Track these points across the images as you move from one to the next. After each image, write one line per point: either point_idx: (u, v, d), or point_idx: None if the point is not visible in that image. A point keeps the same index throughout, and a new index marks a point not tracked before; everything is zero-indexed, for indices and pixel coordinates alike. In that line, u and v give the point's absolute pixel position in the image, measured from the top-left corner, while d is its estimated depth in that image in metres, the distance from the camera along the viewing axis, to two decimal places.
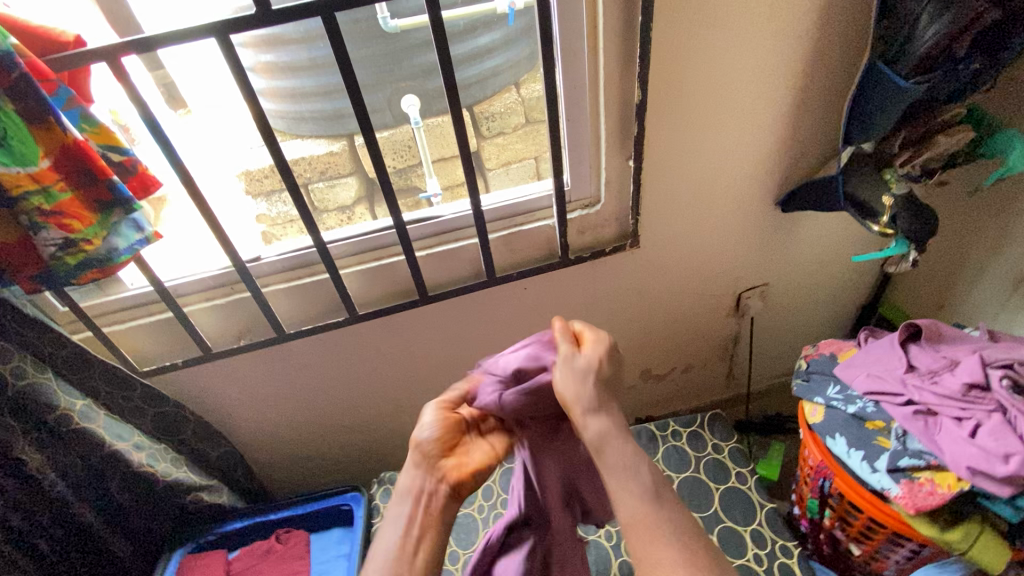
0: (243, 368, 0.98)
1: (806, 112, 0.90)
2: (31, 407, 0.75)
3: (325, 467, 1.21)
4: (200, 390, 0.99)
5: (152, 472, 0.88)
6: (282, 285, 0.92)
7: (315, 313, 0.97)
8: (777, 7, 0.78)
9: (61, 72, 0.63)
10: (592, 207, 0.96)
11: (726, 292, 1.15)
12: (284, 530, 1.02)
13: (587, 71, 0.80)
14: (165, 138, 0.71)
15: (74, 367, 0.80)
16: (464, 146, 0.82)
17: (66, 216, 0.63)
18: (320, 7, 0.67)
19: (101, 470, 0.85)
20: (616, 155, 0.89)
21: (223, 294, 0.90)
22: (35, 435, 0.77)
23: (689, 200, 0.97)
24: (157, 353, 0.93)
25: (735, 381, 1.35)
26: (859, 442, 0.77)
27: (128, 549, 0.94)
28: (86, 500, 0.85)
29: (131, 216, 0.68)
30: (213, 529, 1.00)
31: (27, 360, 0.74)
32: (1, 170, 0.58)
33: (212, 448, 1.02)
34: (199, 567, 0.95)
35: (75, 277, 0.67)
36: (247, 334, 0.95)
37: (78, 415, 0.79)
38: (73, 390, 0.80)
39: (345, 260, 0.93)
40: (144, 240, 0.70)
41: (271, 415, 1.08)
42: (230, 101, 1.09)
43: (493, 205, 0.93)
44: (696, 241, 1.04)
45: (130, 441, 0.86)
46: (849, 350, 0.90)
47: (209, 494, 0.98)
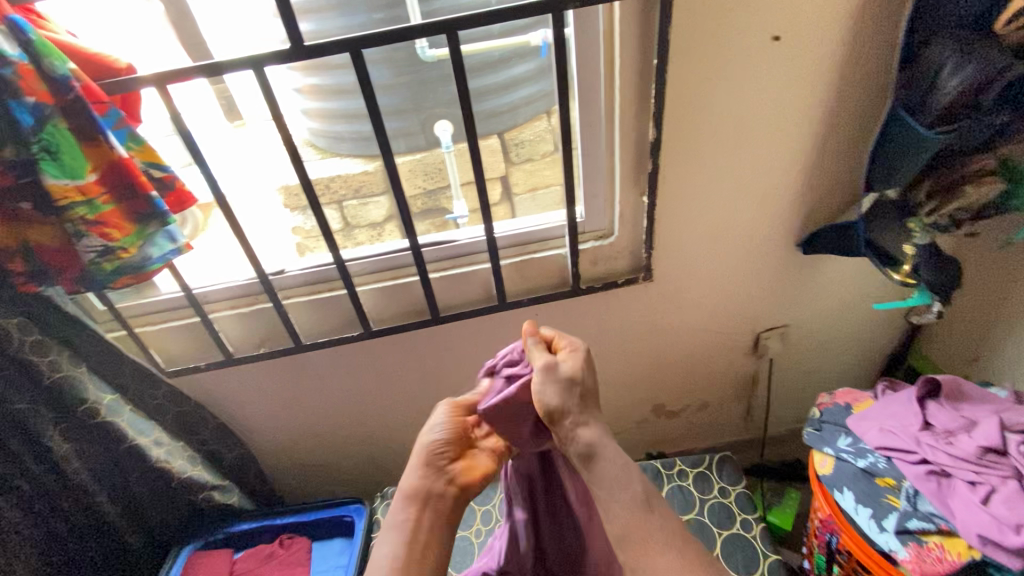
0: (261, 374, 1.03)
1: (827, 155, 0.89)
2: (64, 398, 0.81)
3: (334, 477, 1.24)
4: (220, 393, 1.04)
5: (170, 468, 0.92)
6: (302, 298, 0.96)
7: (332, 327, 1.00)
8: (796, 54, 0.78)
9: (114, 94, 0.70)
10: (605, 239, 0.97)
11: (743, 331, 1.13)
12: (288, 537, 1.04)
13: (603, 109, 0.83)
14: (201, 158, 0.78)
15: (105, 363, 0.86)
16: (480, 175, 0.85)
17: (107, 226, 0.69)
18: (350, 45, 0.73)
19: (122, 464, 0.90)
20: (630, 190, 0.90)
21: (248, 303, 0.96)
22: (64, 424, 0.82)
23: (705, 237, 0.96)
24: (182, 355, 0.98)
25: (752, 423, 1.31)
26: (867, 498, 0.75)
27: (140, 541, 0.99)
28: (105, 489, 0.89)
29: (166, 228, 0.73)
30: (223, 529, 1.03)
31: (64, 355, 0.80)
32: (53, 181, 0.64)
33: (227, 449, 1.06)
34: (204, 565, 0.99)
35: (112, 281, 0.73)
36: (267, 342, 0.99)
37: (105, 409, 0.84)
38: (104, 385, 0.85)
39: (363, 277, 0.97)
40: (176, 250, 0.74)
41: (285, 422, 1.11)
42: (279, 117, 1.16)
43: (508, 233, 0.96)
44: (713, 278, 1.03)
45: (151, 437, 0.91)
46: (865, 402, 0.87)
47: (220, 494, 1.01)
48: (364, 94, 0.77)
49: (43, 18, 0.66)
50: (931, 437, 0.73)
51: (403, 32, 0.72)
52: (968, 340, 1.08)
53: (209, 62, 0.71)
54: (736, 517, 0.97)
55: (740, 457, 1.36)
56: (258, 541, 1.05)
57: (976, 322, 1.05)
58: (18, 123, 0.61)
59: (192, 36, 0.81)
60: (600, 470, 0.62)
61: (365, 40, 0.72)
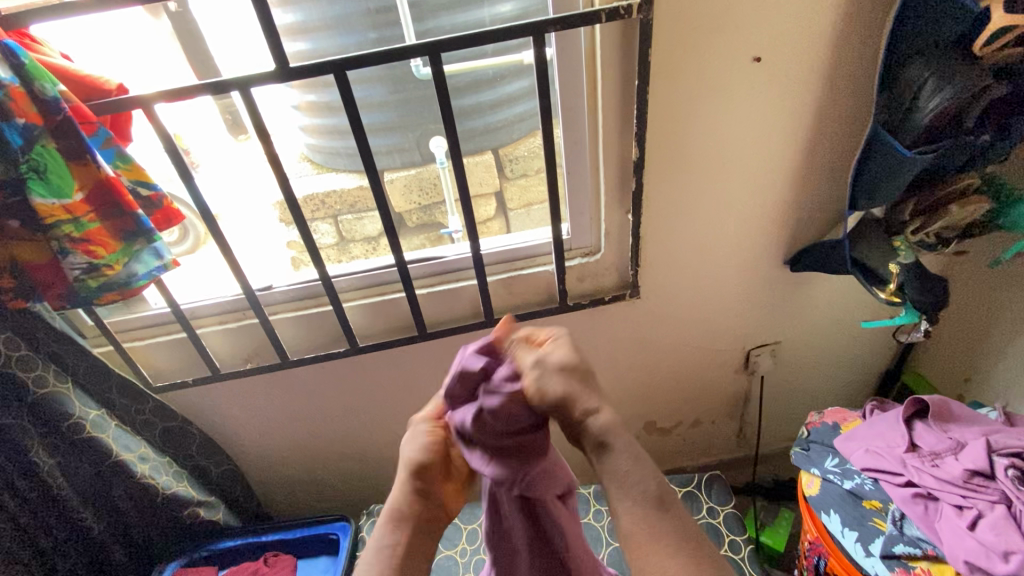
0: (250, 389, 1.03)
1: (812, 175, 0.89)
2: (48, 413, 0.81)
3: (323, 492, 1.23)
4: (208, 407, 1.04)
5: (154, 484, 0.92)
6: (289, 314, 0.97)
7: (320, 343, 1.00)
8: (777, 74, 0.79)
9: (103, 115, 0.71)
10: (592, 256, 0.97)
11: (734, 348, 1.12)
12: (273, 554, 1.03)
13: (587, 127, 0.83)
14: (189, 176, 0.79)
15: (93, 377, 0.87)
16: (464, 193, 0.86)
17: (92, 243, 0.70)
18: (335, 67, 0.74)
19: (106, 479, 0.90)
20: (616, 208, 0.90)
21: (236, 319, 0.96)
22: (49, 439, 0.83)
23: (692, 255, 0.96)
24: (170, 370, 0.99)
25: (746, 440, 1.29)
26: (853, 521, 0.75)
27: (125, 558, 0.98)
28: (89, 506, 0.89)
29: (153, 245, 0.74)
30: (208, 545, 1.03)
31: (50, 370, 0.80)
32: (40, 201, 0.65)
33: (214, 465, 1.06)
34: None
35: (97, 297, 0.74)
36: (254, 358, 1.00)
37: (90, 424, 0.85)
38: (90, 401, 0.86)
39: (350, 293, 0.97)
40: (162, 267, 0.75)
41: (274, 436, 1.11)
42: (283, 133, 1.19)
43: (495, 249, 0.96)
44: (701, 294, 1.02)
45: (136, 453, 0.91)
46: (853, 422, 0.86)
47: (206, 510, 1.01)
48: (349, 113, 0.78)
49: (38, 42, 0.68)
50: (917, 458, 0.73)
51: (386, 55, 0.74)
52: (960, 358, 1.07)
53: (213, 80, 0.73)
54: (724, 537, 0.96)
55: (733, 475, 1.34)
56: (243, 559, 1.03)
57: (968, 341, 1.04)
58: (7, 143, 0.63)
59: (201, 54, 0.82)
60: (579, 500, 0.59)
61: (348, 62, 0.74)
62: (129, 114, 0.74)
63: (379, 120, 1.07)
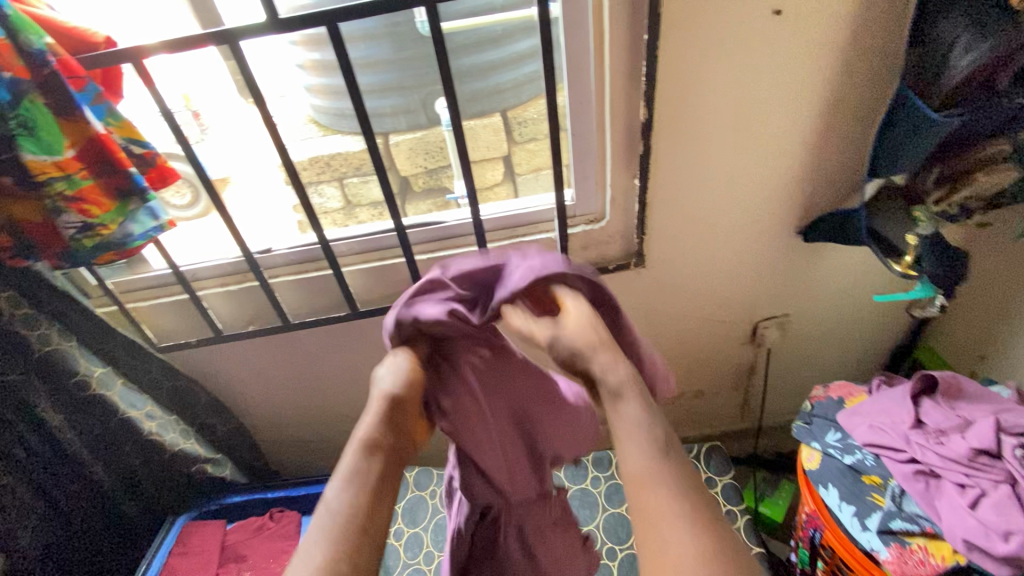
0: (254, 351, 1.03)
1: (830, 140, 0.85)
2: (56, 370, 0.83)
3: (328, 452, 1.26)
4: (214, 368, 1.05)
5: (161, 440, 0.95)
6: (288, 277, 0.96)
7: (321, 306, 1.00)
8: (798, 28, 0.73)
9: (93, 69, 0.70)
10: (597, 223, 0.94)
11: (742, 320, 1.10)
12: (278, 509, 1.06)
13: (593, 87, 0.79)
14: (182, 134, 0.77)
15: (97, 336, 0.88)
16: (464, 157, 0.83)
17: (86, 203, 0.69)
18: (327, 19, 0.71)
19: (115, 435, 0.93)
20: (622, 173, 0.87)
21: (237, 281, 0.96)
22: (57, 395, 0.85)
23: (702, 223, 0.93)
24: (174, 330, 0.99)
25: (749, 412, 1.29)
26: (851, 496, 0.74)
27: (136, 509, 1.02)
28: (100, 460, 0.92)
29: (148, 204, 0.73)
30: (217, 499, 1.06)
31: (53, 329, 0.81)
32: (31, 157, 0.64)
33: (221, 424, 1.09)
34: (199, 534, 1.02)
35: (95, 257, 0.74)
36: (257, 320, 1.00)
37: (96, 382, 0.86)
38: (94, 358, 0.88)
39: (350, 258, 0.96)
40: (158, 228, 0.75)
41: (280, 398, 1.13)
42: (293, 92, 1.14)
43: (497, 214, 0.94)
44: (708, 264, 1.00)
45: (142, 410, 0.93)
46: (858, 397, 0.85)
47: (213, 467, 1.04)
48: (345, 70, 0.76)
49: None
50: (921, 435, 0.71)
51: (383, 6, 0.70)
52: (976, 334, 1.04)
53: (222, 29, 0.70)
54: (720, 507, 0.96)
55: (735, 446, 1.35)
56: (250, 514, 1.07)
57: (986, 317, 1.01)
58: None
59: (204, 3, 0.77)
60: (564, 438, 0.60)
61: (342, 14, 0.70)
62: (119, 68, 0.72)
63: (381, 79, 1.04)
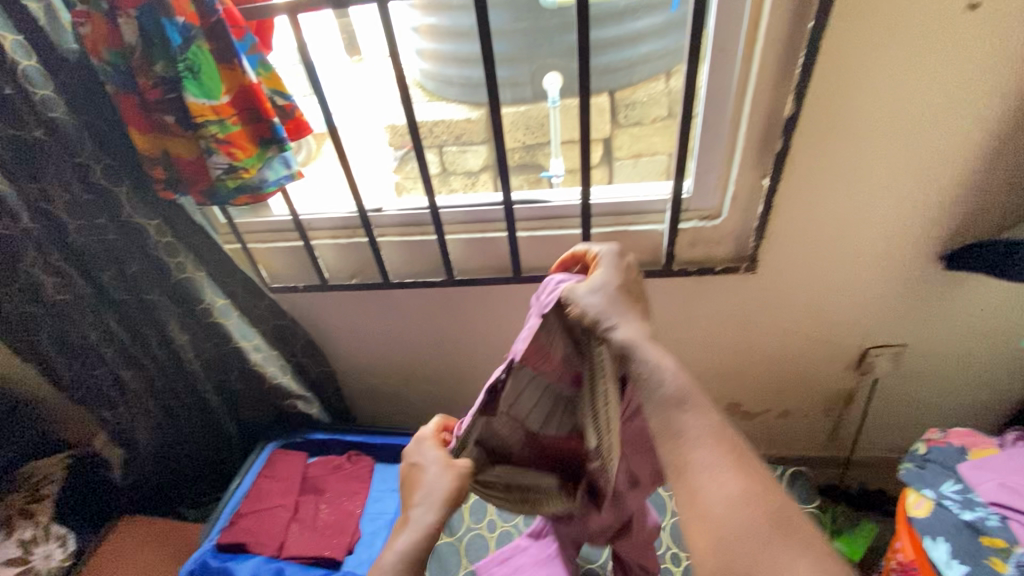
0: (351, 303, 1.09)
1: (1002, 158, 0.75)
2: (187, 297, 0.91)
3: (401, 409, 1.32)
4: (314, 314, 1.12)
5: (263, 373, 1.03)
6: (395, 237, 0.99)
7: (419, 269, 1.03)
8: (995, 25, 0.64)
9: (251, 22, 0.74)
10: (710, 220, 0.89)
11: (850, 343, 1.01)
12: (354, 453, 1.14)
13: (735, 74, 0.74)
14: (320, 90, 0.81)
15: (222, 270, 0.96)
16: (584, 138, 0.81)
17: (233, 146, 0.74)
18: None
19: (227, 363, 1.02)
20: (750, 170, 0.81)
21: (346, 235, 1.00)
22: (185, 316, 0.94)
23: (830, 235, 0.86)
24: (284, 274, 1.06)
25: (837, 441, 1.20)
26: (966, 555, 0.67)
27: (236, 431, 1.13)
28: (211, 380, 1.02)
29: (284, 154, 0.78)
30: (303, 433, 1.15)
31: (188, 258, 0.89)
32: (194, 100, 0.69)
33: (314, 365, 1.17)
34: (283, 462, 1.10)
35: (233, 199, 0.79)
36: (358, 274, 1.05)
37: (217, 311, 0.94)
38: (218, 290, 0.96)
39: (452, 226, 0.97)
40: (289, 176, 0.80)
41: (367, 350, 1.19)
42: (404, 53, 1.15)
43: (605, 199, 0.91)
44: (827, 278, 0.92)
45: (252, 343, 1.01)
46: (986, 449, 0.76)
47: (303, 403, 1.12)
48: (480, 38, 0.75)
49: None
50: None
51: None
52: None
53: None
54: None
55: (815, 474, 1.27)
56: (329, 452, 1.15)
57: None
58: (168, 41, 0.67)
59: None
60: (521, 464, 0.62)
61: None
62: (272, 23, 0.76)
63: (499, 50, 1.04)
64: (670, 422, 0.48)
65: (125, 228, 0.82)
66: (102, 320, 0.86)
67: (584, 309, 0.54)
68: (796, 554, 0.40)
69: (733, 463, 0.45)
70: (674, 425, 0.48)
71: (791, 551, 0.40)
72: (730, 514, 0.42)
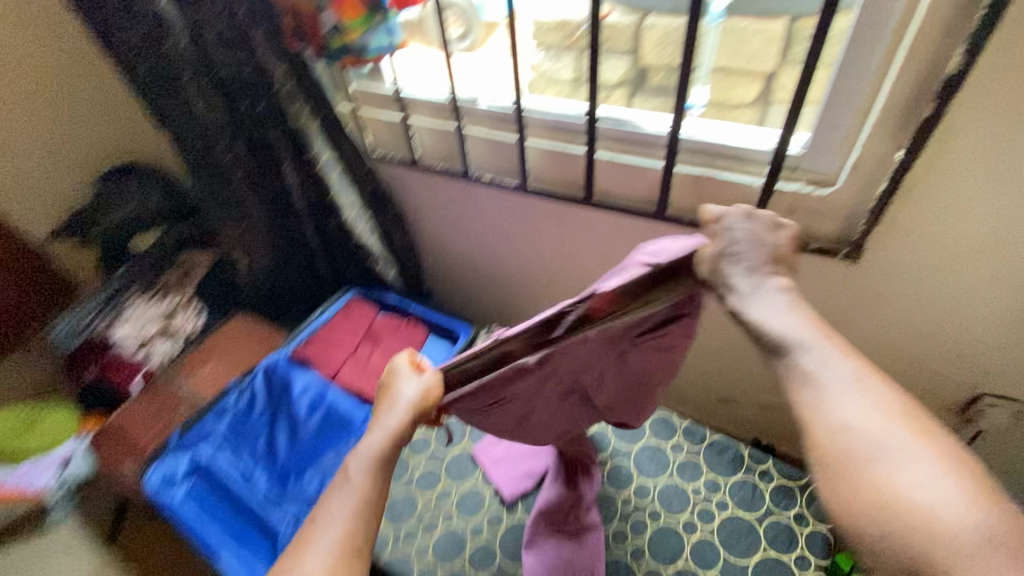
0: (436, 188, 1.14)
1: None
2: (300, 142, 1.04)
3: (467, 299, 1.41)
4: (404, 189, 1.21)
5: (353, 228, 1.19)
6: (483, 131, 1.00)
7: (501, 169, 1.04)
8: None
9: None
10: (821, 188, 0.75)
11: (958, 375, 0.84)
12: (414, 321, 1.26)
13: (900, 4, 0.58)
14: None
15: (331, 130, 1.06)
16: (688, 59, 0.71)
17: (342, 6, 0.78)
18: None
19: (325, 212, 1.16)
20: (884, 133, 0.66)
21: (442, 119, 1.03)
22: (297, 162, 1.07)
23: (972, 238, 0.69)
24: (386, 145, 1.15)
25: None
26: None
27: (329, 271, 1.32)
28: (313, 223, 1.18)
29: (387, 22, 0.82)
30: (378, 292, 1.31)
31: (305, 108, 1.01)
32: None
33: (399, 237, 1.27)
34: (357, 310, 1.26)
35: (339, 58, 0.86)
36: (447, 160, 1.09)
37: (322, 164, 1.08)
38: (326, 144, 1.07)
39: (538, 131, 0.95)
40: (389, 46, 0.84)
41: (444, 236, 1.27)
42: None
43: (698, 136, 0.82)
44: (952, 290, 0.75)
45: (348, 199, 1.14)
46: None
47: (382, 265, 1.28)
48: None
49: None
50: None
51: None
52: None
53: None
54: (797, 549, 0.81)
55: None
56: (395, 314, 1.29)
57: None
58: None
59: None
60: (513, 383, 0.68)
61: None
62: None
63: None
64: (795, 366, 0.46)
65: (258, 71, 0.93)
66: (234, 148, 1.00)
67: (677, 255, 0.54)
68: (919, 467, 0.40)
69: (880, 401, 0.43)
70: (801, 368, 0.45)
71: (914, 466, 0.40)
72: (858, 437, 0.42)
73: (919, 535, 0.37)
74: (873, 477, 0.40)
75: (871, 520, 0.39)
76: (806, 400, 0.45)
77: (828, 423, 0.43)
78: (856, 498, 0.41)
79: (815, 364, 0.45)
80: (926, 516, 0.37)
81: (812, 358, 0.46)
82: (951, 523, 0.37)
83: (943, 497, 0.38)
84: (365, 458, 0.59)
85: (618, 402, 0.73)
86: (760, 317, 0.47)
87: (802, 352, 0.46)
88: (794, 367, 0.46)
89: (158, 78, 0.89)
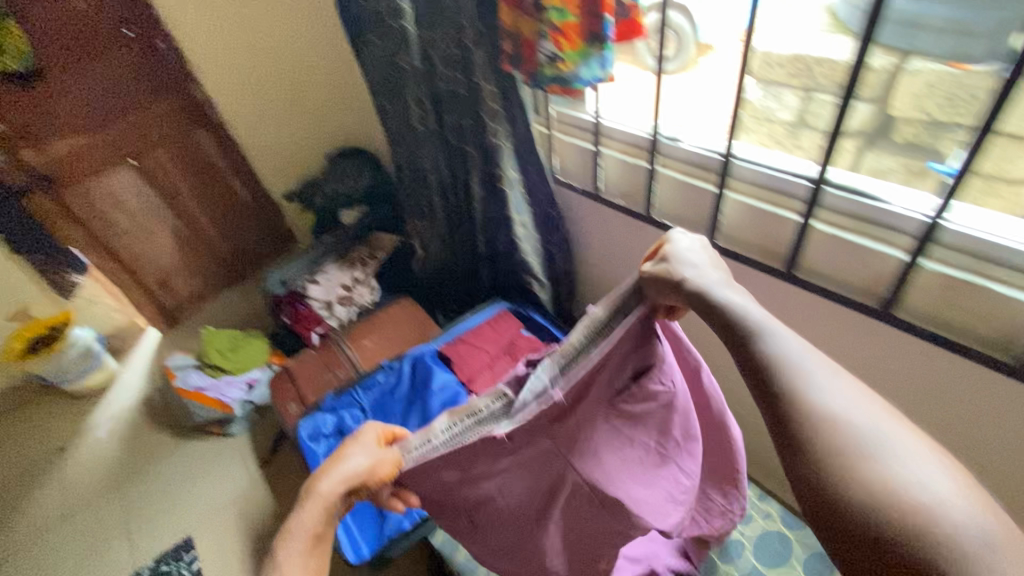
0: (611, 221, 1.10)
1: None
2: (492, 158, 1.06)
3: None
4: (577, 216, 1.18)
5: (519, 246, 1.18)
6: (678, 174, 0.92)
7: (687, 218, 0.95)
8: None
9: None
10: None
11: None
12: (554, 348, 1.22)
13: None
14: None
15: (525, 149, 1.07)
16: None
17: (562, 35, 0.77)
18: None
19: (497, 226, 1.18)
20: None
21: (636, 155, 0.98)
22: (485, 176, 1.11)
23: None
24: (571, 171, 1.13)
25: None
26: None
27: (487, 278, 1.38)
28: (485, 234, 1.22)
29: (605, 54, 0.78)
30: (527, 311, 1.30)
31: (504, 129, 1.02)
32: None
33: (562, 261, 1.26)
34: (504, 323, 1.27)
35: (546, 86, 0.84)
36: (629, 198, 1.03)
37: (506, 182, 1.08)
38: (514, 164, 1.08)
39: (742, 185, 0.84)
40: (600, 78, 0.81)
41: (606, 271, 1.21)
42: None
43: (974, 232, 0.65)
44: None
45: (521, 219, 1.15)
46: None
47: (538, 287, 1.26)
48: None
49: None
50: None
51: None
52: None
53: None
54: None
55: None
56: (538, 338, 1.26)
57: None
58: None
59: None
60: (488, 480, 0.60)
61: None
62: None
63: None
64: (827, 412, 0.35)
65: (472, 89, 0.98)
66: (436, 155, 1.12)
67: (665, 262, 0.51)
68: (925, 471, 0.32)
69: (903, 420, 0.35)
70: (792, 370, 0.37)
71: (919, 471, 0.32)
72: (932, 495, 0.30)
73: (950, 566, 0.28)
74: (883, 479, 0.31)
75: (903, 543, 0.29)
76: (790, 382, 0.37)
77: (808, 403, 0.36)
78: (858, 501, 0.31)
79: (786, 348, 0.39)
80: (947, 533, 0.29)
81: (782, 345, 0.39)
82: (969, 535, 0.29)
83: (953, 498, 0.30)
84: (304, 536, 0.52)
85: (634, 476, 0.62)
86: (725, 301, 0.44)
87: (712, 293, 0.46)
88: (750, 323, 0.42)
89: (388, 87, 1.04)
